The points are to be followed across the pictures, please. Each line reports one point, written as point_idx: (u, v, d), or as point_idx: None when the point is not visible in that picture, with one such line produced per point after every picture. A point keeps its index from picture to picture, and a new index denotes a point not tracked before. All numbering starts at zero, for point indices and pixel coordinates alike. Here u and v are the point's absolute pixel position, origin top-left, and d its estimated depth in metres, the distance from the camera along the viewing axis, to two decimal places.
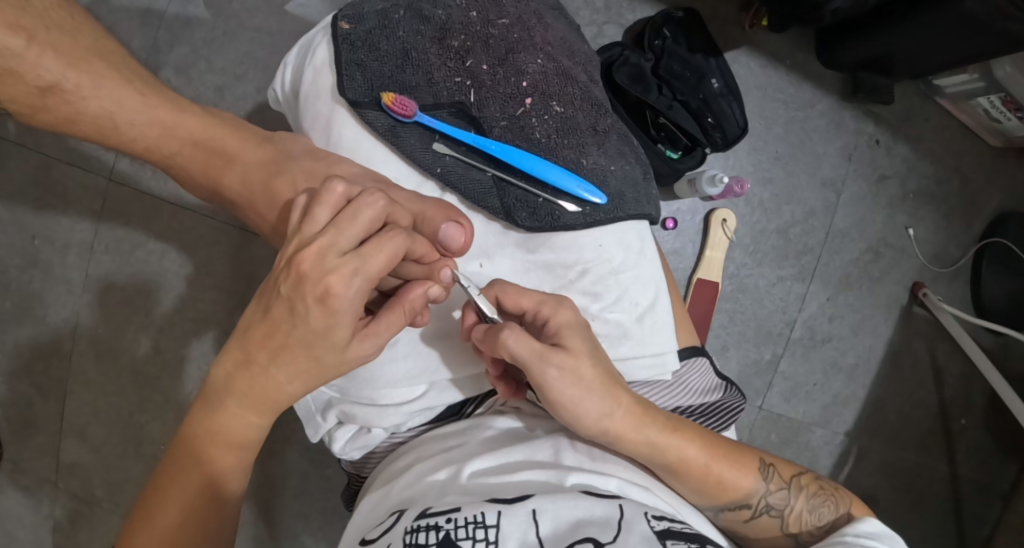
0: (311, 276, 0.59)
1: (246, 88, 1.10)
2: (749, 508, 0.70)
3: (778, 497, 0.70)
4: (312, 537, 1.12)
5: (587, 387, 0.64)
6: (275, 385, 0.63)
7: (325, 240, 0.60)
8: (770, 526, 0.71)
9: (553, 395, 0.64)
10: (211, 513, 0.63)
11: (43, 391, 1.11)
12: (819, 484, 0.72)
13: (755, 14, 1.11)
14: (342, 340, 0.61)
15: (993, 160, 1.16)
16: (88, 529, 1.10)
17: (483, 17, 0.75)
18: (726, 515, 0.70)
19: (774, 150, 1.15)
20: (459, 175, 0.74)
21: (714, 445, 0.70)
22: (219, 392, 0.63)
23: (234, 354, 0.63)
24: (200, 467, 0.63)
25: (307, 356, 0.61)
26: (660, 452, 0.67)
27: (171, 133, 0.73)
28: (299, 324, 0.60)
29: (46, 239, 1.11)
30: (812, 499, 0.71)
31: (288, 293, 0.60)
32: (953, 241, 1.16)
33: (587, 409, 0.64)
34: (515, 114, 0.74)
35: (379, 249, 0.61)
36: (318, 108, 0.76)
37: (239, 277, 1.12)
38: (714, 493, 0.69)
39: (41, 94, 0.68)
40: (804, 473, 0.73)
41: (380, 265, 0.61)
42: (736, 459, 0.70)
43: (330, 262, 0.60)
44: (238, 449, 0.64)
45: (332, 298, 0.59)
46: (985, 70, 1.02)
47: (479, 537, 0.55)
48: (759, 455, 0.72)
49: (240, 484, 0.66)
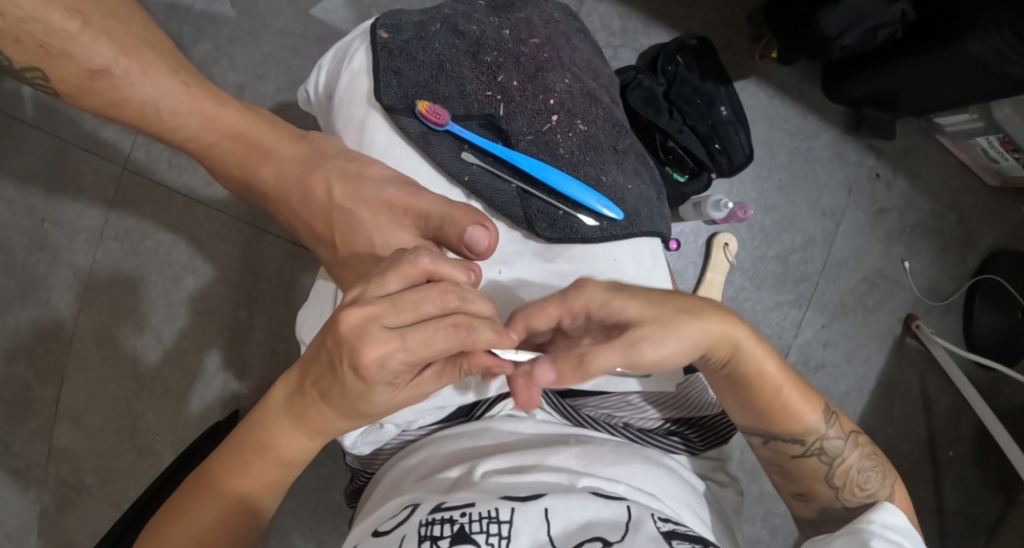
0: (348, 346, 0.58)
1: (266, 87, 1.12)
2: (802, 444, 0.73)
3: (835, 444, 0.73)
4: (301, 535, 1.11)
5: (686, 316, 0.66)
6: (327, 421, 0.65)
7: (365, 310, 0.58)
8: (814, 470, 0.74)
9: (668, 337, 0.65)
10: (242, 526, 0.65)
11: (40, 374, 1.10)
12: (872, 451, 0.74)
13: (766, 46, 1.14)
14: (381, 400, 0.62)
15: (988, 199, 1.20)
16: (75, 516, 1.09)
17: (515, 36, 0.80)
18: (779, 443, 0.74)
19: (776, 178, 1.18)
20: (485, 184, 0.77)
21: (791, 373, 0.73)
22: (274, 411, 0.66)
23: (292, 379, 0.65)
24: (240, 484, 0.65)
25: (348, 408, 0.63)
26: (751, 371, 0.70)
27: (210, 124, 0.75)
28: (339, 383, 0.61)
29: (56, 223, 1.11)
30: (865, 459, 0.73)
31: (331, 349, 0.60)
32: (948, 275, 1.19)
33: (697, 339, 0.67)
34: (541, 129, 0.78)
35: (427, 342, 0.59)
36: (352, 111, 0.79)
37: (247, 272, 1.13)
38: (781, 419, 0.72)
39: (90, 78, 0.70)
40: (861, 435, 0.75)
41: (429, 352, 0.59)
42: (806, 393, 0.73)
43: (374, 335, 0.58)
44: (285, 468, 0.67)
45: (366, 372, 0.58)
46: (985, 110, 1.06)
47: (492, 531, 0.59)
48: (826, 403, 0.74)
49: (274, 502, 0.68)
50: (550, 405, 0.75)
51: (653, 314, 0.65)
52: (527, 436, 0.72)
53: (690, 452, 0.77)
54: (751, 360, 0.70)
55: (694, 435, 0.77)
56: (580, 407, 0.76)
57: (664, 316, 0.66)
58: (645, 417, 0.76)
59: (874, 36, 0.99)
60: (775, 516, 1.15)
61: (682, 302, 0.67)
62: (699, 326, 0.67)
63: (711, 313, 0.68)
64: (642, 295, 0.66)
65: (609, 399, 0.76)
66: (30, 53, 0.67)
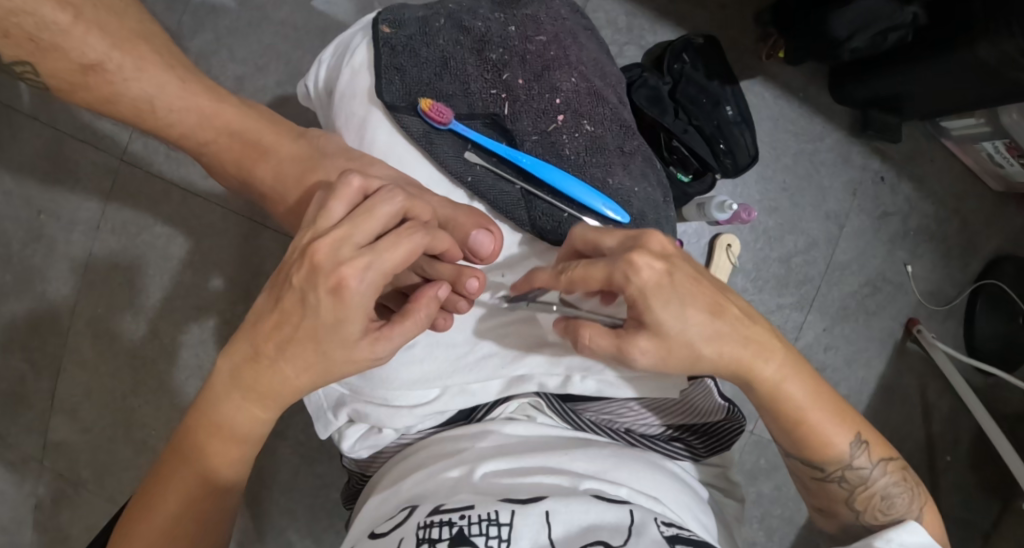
0: (324, 267, 0.60)
1: (266, 80, 1.11)
2: (823, 472, 0.70)
3: (859, 473, 0.70)
4: (297, 533, 1.11)
5: (707, 333, 0.63)
6: (283, 380, 0.63)
7: (337, 234, 0.61)
8: (835, 494, 0.71)
9: (667, 346, 0.63)
10: (207, 509, 0.64)
11: (35, 367, 1.09)
12: (903, 476, 0.71)
13: (774, 46, 1.14)
14: (352, 336, 0.62)
15: (993, 204, 1.19)
16: (71, 510, 1.08)
17: (521, 33, 0.78)
18: (798, 465, 0.71)
19: (782, 180, 1.17)
20: (489, 185, 0.77)
21: (823, 396, 0.68)
22: (224, 387, 0.63)
23: (242, 348, 0.63)
24: (202, 464, 0.63)
25: (315, 350, 0.62)
26: (772, 390, 0.67)
27: (207, 121, 0.74)
28: (310, 315, 0.61)
29: (52, 215, 1.10)
30: (892, 485, 0.70)
31: (300, 283, 0.61)
32: (950, 280, 1.19)
33: (702, 356, 0.64)
34: (547, 129, 0.77)
35: (396, 247, 0.61)
36: (353, 109, 0.77)
37: (244, 267, 1.11)
38: (802, 446, 0.69)
39: (83, 72, 0.68)
40: (894, 459, 0.71)
41: (395, 262, 0.61)
42: (835, 418, 0.69)
43: (345, 254, 0.60)
44: (240, 444, 0.64)
45: (345, 290, 0.59)
46: (992, 116, 1.06)
47: (492, 534, 0.59)
48: (857, 429, 0.70)
49: (241, 479, 0.67)
50: (550, 408, 0.73)
51: (667, 325, 0.63)
52: (528, 438, 0.71)
53: (693, 458, 0.75)
54: (774, 381, 0.66)
55: (698, 442, 0.75)
56: (582, 411, 0.75)
57: (679, 329, 0.63)
58: (648, 424, 0.75)
59: (884, 39, 0.98)
60: (772, 518, 1.15)
61: (726, 313, 0.65)
62: (710, 346, 0.64)
63: (735, 336, 0.65)
64: (671, 303, 0.62)
65: (611, 404, 0.75)
66: (21, 47, 0.66)
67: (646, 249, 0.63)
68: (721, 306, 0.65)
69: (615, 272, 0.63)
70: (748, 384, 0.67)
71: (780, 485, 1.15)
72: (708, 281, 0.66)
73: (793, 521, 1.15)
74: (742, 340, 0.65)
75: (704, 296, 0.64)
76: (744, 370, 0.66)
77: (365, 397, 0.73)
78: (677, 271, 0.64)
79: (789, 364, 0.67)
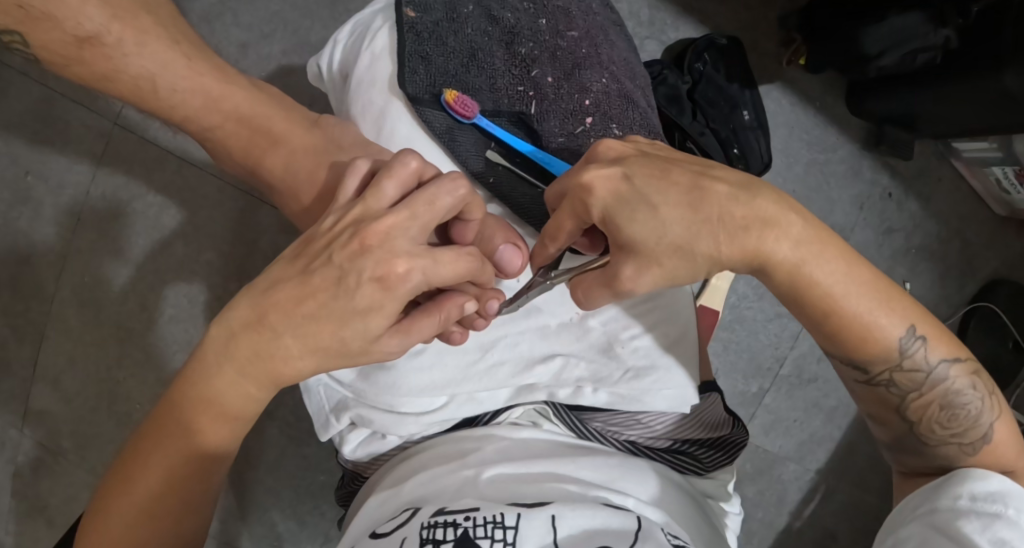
0: (376, 252, 0.57)
1: (271, 49, 1.05)
2: (868, 373, 0.64)
3: (913, 375, 0.63)
4: (281, 514, 1.06)
5: (692, 228, 0.58)
6: (285, 358, 0.57)
7: (396, 220, 0.57)
8: (886, 400, 0.65)
9: (653, 259, 0.59)
10: (185, 492, 0.59)
11: (18, 333, 1.06)
12: (972, 381, 0.63)
13: (794, 52, 1.14)
14: (376, 330, 0.58)
15: (994, 228, 1.19)
16: (49, 479, 1.04)
17: (552, 27, 0.75)
18: (840, 365, 0.65)
19: (791, 188, 1.16)
20: (511, 187, 0.73)
21: (860, 281, 0.61)
22: (218, 356, 0.57)
23: (243, 313, 0.57)
24: (187, 439, 0.58)
25: (333, 334, 0.57)
26: (792, 274, 0.61)
27: (214, 104, 0.70)
28: (343, 296, 0.57)
29: (40, 176, 1.07)
30: (956, 390, 0.63)
31: (342, 261, 0.57)
32: (946, 299, 1.17)
33: (697, 254, 0.59)
34: (574, 131, 0.74)
35: (453, 260, 0.59)
36: (371, 98, 0.74)
37: (238, 243, 1.07)
38: (844, 345, 0.63)
39: (78, 45, 0.63)
40: (963, 360, 0.63)
41: (449, 274, 0.59)
42: (880, 308, 0.61)
43: (399, 246, 0.57)
44: (232, 422, 0.59)
45: (393, 280, 0.57)
46: (1005, 141, 1.05)
47: (497, 537, 0.55)
48: (911, 321, 0.62)
49: (225, 460, 0.62)
50: (557, 416, 0.72)
51: (640, 238, 0.59)
52: (534, 442, 0.69)
53: (699, 472, 0.73)
54: (790, 263, 0.60)
55: (705, 456, 0.73)
56: (589, 420, 0.72)
57: (658, 235, 0.58)
58: (655, 437, 0.72)
59: (912, 60, 0.98)
60: (752, 521, 1.14)
61: (704, 193, 0.59)
62: (700, 241, 0.59)
63: (728, 219, 0.59)
64: (637, 213, 0.58)
65: (617, 415, 0.72)
66: (9, 15, 0.60)
67: (594, 163, 0.61)
68: (702, 190, 0.59)
69: (576, 203, 0.60)
70: (764, 268, 0.61)
71: (762, 490, 1.14)
72: (681, 167, 0.61)
73: (772, 525, 1.14)
74: (739, 225, 0.59)
75: (675, 187, 0.59)
76: (753, 255, 0.60)
77: (371, 402, 0.72)
78: (634, 171, 0.59)
79: (806, 241, 0.60)
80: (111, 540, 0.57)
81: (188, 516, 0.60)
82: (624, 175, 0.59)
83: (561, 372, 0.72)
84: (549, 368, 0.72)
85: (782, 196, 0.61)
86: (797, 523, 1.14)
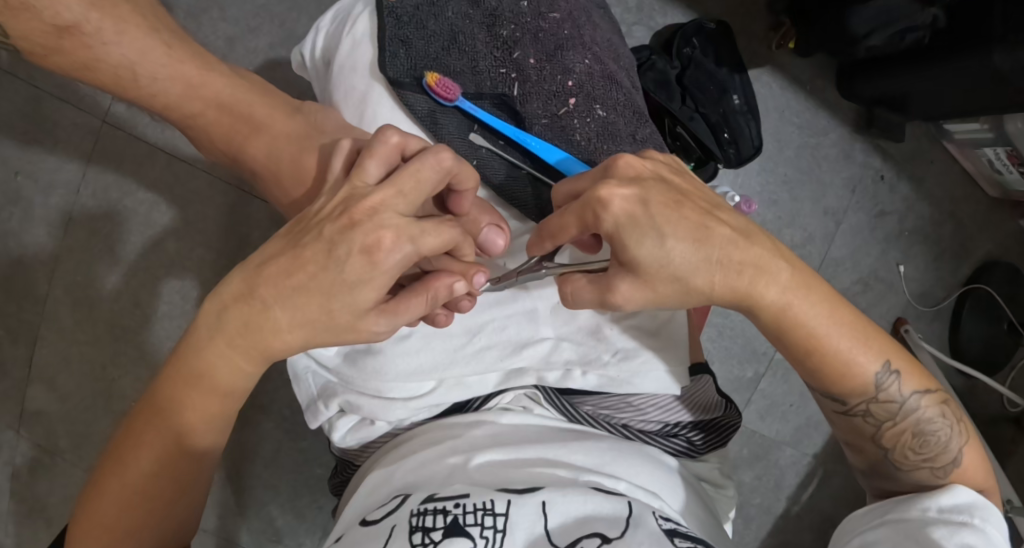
0: (362, 225, 0.57)
1: (258, 43, 1.05)
2: (847, 405, 0.66)
3: (890, 405, 0.65)
4: (279, 508, 1.06)
5: (693, 263, 0.59)
6: (274, 331, 0.57)
7: (383, 197, 0.57)
8: (862, 430, 0.67)
9: (651, 283, 0.60)
10: (180, 472, 0.60)
11: (11, 334, 1.05)
12: (941, 410, 0.65)
13: (784, 35, 1.14)
14: (365, 301, 0.57)
15: (987, 208, 1.19)
16: (48, 480, 1.04)
17: (534, 8, 0.74)
18: (820, 398, 0.67)
19: (783, 173, 1.16)
20: (495, 168, 0.74)
21: (841, 322, 0.63)
22: (208, 331, 0.58)
23: (235, 287, 0.58)
24: (172, 419, 0.59)
25: (321, 307, 0.57)
26: (778, 316, 0.63)
27: (195, 91, 0.71)
28: (333, 268, 0.56)
29: (29, 176, 1.06)
30: (928, 417, 0.65)
31: (331, 235, 0.57)
32: (940, 282, 1.17)
33: (692, 286, 0.60)
34: (557, 113, 0.74)
35: (439, 230, 0.58)
36: (353, 83, 0.74)
37: (229, 237, 1.08)
38: (823, 379, 0.65)
39: (58, 34, 0.64)
40: (932, 391, 0.66)
41: (433, 245, 0.58)
42: (856, 345, 0.64)
43: (387, 219, 0.57)
44: (223, 398, 0.60)
45: (379, 251, 0.56)
46: (998, 123, 1.04)
47: (487, 524, 0.55)
48: (886, 357, 0.64)
49: (213, 443, 0.61)
50: (547, 401, 0.71)
51: (644, 261, 0.59)
52: (524, 428, 0.69)
53: (692, 456, 0.73)
54: (777, 306, 0.62)
55: (697, 438, 0.73)
56: (579, 404, 0.72)
57: (662, 263, 0.59)
58: (647, 419, 0.72)
59: (901, 38, 0.98)
60: (750, 508, 1.13)
61: (706, 233, 0.59)
62: (698, 276, 0.60)
63: (727, 261, 0.60)
64: (646, 238, 0.58)
65: (609, 398, 0.72)
66: None
67: (613, 179, 0.59)
68: (707, 230, 0.60)
69: (585, 211, 0.59)
70: (752, 309, 0.63)
71: (760, 475, 1.14)
72: (691, 202, 0.61)
73: (770, 510, 1.14)
74: (736, 267, 0.60)
75: (686, 224, 0.59)
76: (745, 296, 0.62)
77: (358, 388, 0.72)
78: (652, 198, 0.59)
79: (793, 287, 0.62)
80: (105, 522, 0.58)
81: (181, 499, 0.60)
82: (642, 199, 0.59)
83: (550, 355, 0.72)
84: (538, 352, 0.71)
85: (774, 245, 0.63)
86: (795, 508, 1.14)
